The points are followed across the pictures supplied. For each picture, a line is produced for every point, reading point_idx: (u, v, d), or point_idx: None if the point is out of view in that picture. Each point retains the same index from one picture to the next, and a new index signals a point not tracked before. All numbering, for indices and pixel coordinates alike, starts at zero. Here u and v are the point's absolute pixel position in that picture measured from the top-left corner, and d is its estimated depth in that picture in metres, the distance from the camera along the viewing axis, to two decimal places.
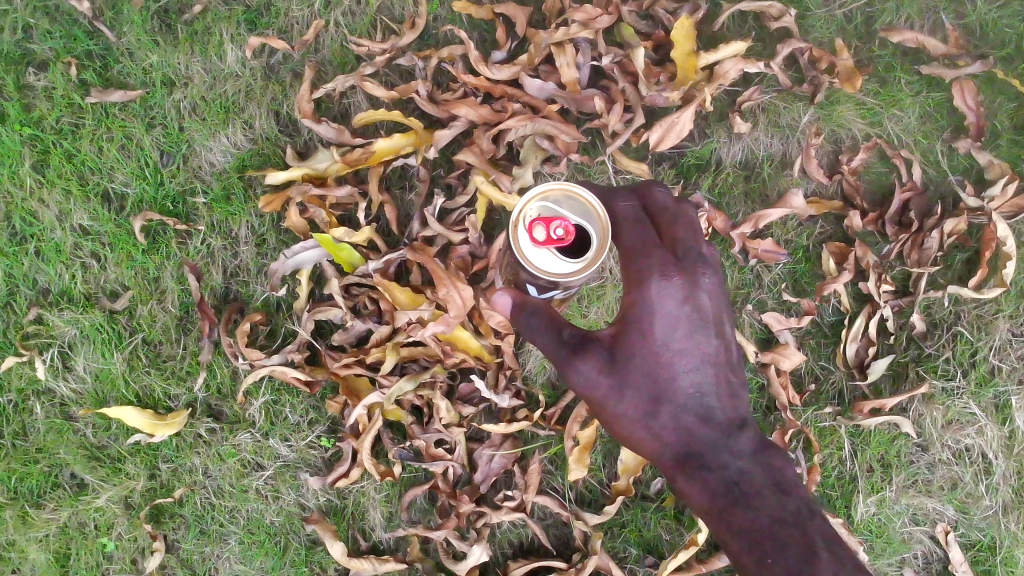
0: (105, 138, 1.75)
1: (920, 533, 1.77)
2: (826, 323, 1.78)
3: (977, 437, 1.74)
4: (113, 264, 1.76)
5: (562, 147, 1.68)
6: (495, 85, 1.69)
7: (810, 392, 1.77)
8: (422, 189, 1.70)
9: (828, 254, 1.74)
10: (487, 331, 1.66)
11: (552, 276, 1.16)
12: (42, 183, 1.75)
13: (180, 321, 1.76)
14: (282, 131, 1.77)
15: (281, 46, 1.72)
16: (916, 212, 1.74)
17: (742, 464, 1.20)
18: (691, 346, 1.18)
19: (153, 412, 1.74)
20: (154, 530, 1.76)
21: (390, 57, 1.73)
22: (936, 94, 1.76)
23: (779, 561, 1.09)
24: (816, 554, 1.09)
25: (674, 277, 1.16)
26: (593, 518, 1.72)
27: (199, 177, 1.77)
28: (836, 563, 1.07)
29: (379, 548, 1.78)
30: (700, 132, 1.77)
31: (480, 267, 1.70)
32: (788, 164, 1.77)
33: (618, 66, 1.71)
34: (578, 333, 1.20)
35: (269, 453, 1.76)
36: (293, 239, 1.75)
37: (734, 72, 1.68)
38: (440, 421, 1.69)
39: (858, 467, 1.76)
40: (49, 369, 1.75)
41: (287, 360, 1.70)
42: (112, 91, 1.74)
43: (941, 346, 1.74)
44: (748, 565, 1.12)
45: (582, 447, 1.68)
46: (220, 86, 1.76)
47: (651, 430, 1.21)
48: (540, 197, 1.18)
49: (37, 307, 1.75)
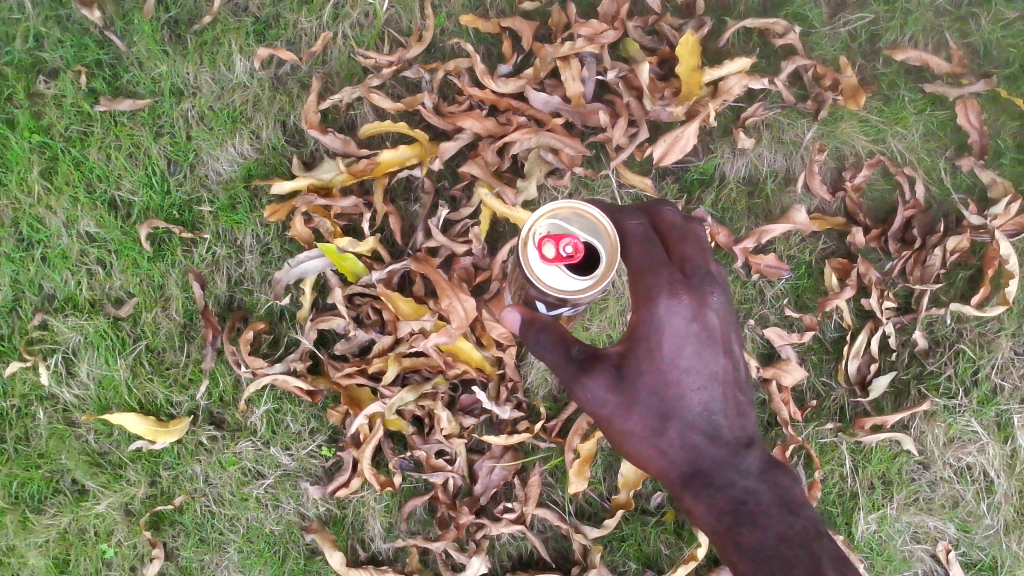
0: (113, 146, 1.77)
1: (920, 551, 1.77)
2: (828, 339, 1.78)
3: (979, 456, 1.73)
4: (118, 271, 1.77)
5: (567, 160, 1.69)
6: (501, 98, 1.70)
7: (811, 408, 1.77)
8: (427, 201, 1.72)
9: (829, 270, 1.75)
10: (489, 343, 1.67)
11: (560, 293, 1.13)
12: (50, 190, 1.76)
13: (184, 328, 1.77)
14: (289, 141, 1.78)
15: (289, 58, 1.74)
16: (919, 229, 1.74)
17: (748, 483, 1.21)
18: (699, 364, 1.19)
19: (155, 419, 1.75)
20: (154, 538, 1.76)
21: (396, 69, 1.75)
22: (940, 112, 1.77)
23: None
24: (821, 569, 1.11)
25: (683, 295, 1.17)
26: (593, 532, 1.71)
27: (205, 186, 1.78)
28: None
29: (378, 559, 1.78)
30: (704, 147, 1.78)
31: (483, 279, 1.70)
32: (791, 180, 1.78)
33: (623, 81, 1.72)
34: (586, 350, 1.20)
35: (270, 461, 1.76)
36: (298, 248, 1.76)
37: (738, 88, 1.70)
38: (440, 432, 1.69)
39: (859, 484, 1.75)
40: (53, 374, 1.76)
41: (289, 369, 1.70)
42: (121, 100, 1.75)
43: (942, 364, 1.74)
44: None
45: (582, 460, 1.68)
46: (228, 97, 1.78)
47: (659, 448, 1.21)
48: (550, 214, 1.15)
49: (42, 313, 1.76)
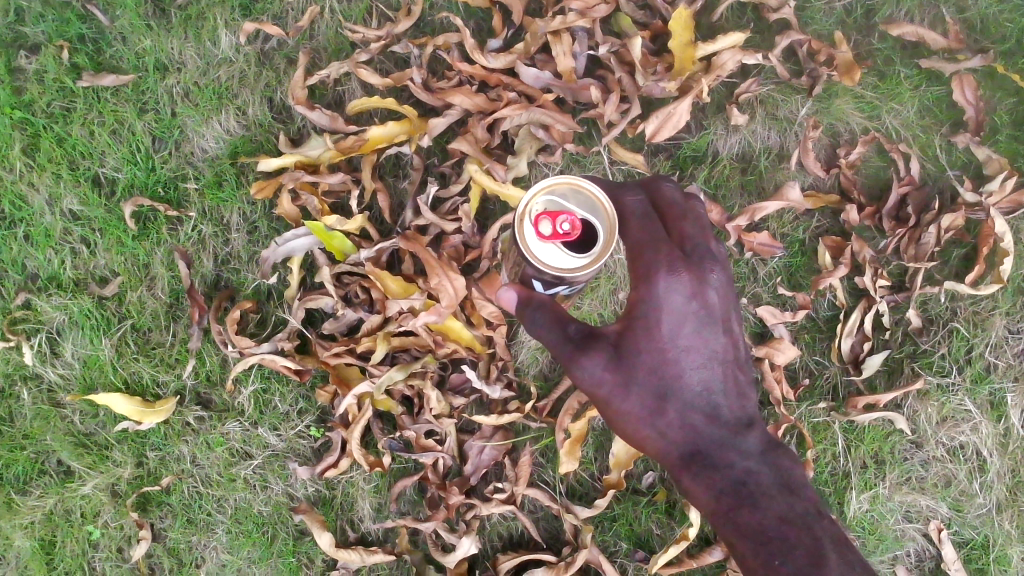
0: (96, 122, 1.74)
1: (912, 530, 1.75)
2: (821, 318, 1.76)
3: (972, 435, 1.72)
4: (103, 250, 1.74)
5: (557, 137, 1.68)
6: (491, 73, 1.67)
7: (804, 386, 1.76)
8: (415, 178, 1.69)
9: (823, 249, 1.73)
10: (479, 322, 1.65)
11: (557, 272, 1.11)
12: (32, 168, 1.74)
13: (170, 308, 1.74)
14: (275, 117, 1.75)
15: (275, 32, 1.70)
16: (914, 206, 1.73)
17: (748, 463, 1.22)
18: (699, 343, 1.18)
19: (141, 400, 1.72)
20: (141, 519, 1.74)
21: (385, 44, 1.72)
22: (936, 88, 1.75)
23: (785, 562, 1.14)
24: (824, 558, 1.14)
25: (682, 273, 1.16)
26: (584, 512, 1.70)
27: (191, 163, 1.75)
28: (843, 566, 1.13)
29: (367, 540, 1.76)
30: (697, 124, 1.76)
31: (472, 257, 1.68)
32: (785, 158, 1.76)
33: (615, 56, 1.69)
34: (583, 329, 1.18)
35: (258, 442, 1.74)
36: (285, 226, 1.73)
37: (732, 63, 1.67)
38: (430, 412, 1.67)
39: (851, 463, 1.74)
40: (37, 354, 1.74)
41: (277, 349, 1.68)
42: (104, 75, 1.72)
43: (936, 342, 1.72)
44: (755, 567, 1.16)
45: (573, 440, 1.67)
46: (213, 72, 1.75)
47: (657, 428, 1.20)
48: (546, 191, 1.12)
49: (25, 292, 1.74)
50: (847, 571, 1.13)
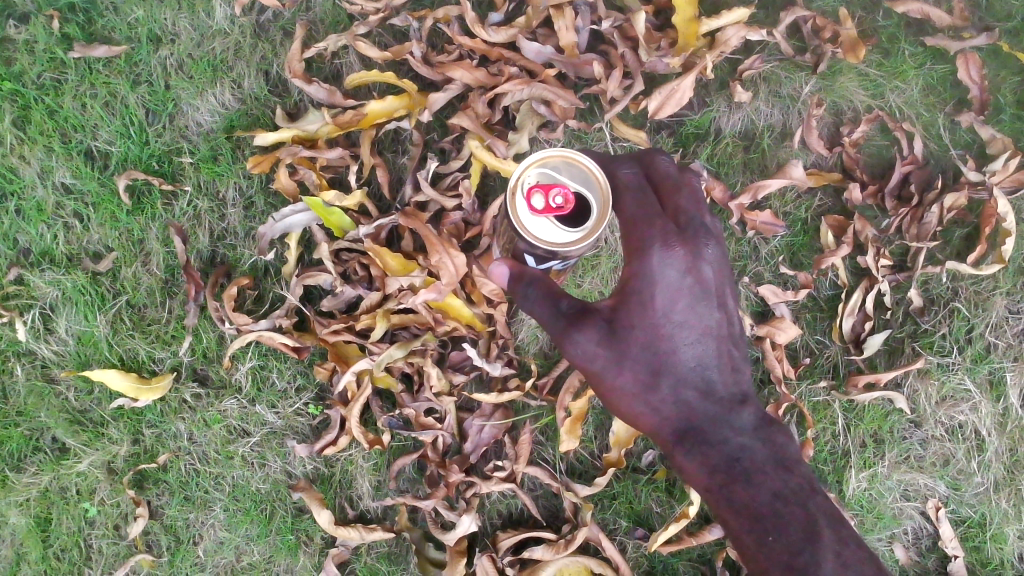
0: (88, 94, 1.70)
1: (910, 509, 1.76)
2: (822, 297, 1.76)
3: (971, 414, 1.73)
4: (96, 225, 1.71)
5: (559, 113, 1.65)
6: (492, 47, 1.64)
7: (804, 365, 1.75)
8: (416, 153, 1.66)
9: (827, 227, 1.71)
10: (479, 299, 1.64)
11: (550, 246, 1.11)
12: (23, 140, 1.70)
13: (165, 284, 1.72)
14: (271, 91, 1.72)
15: (270, 4, 1.66)
16: (917, 185, 1.72)
17: (743, 440, 1.22)
18: (692, 319, 1.17)
19: (137, 376, 1.70)
20: (137, 496, 1.73)
21: (383, 17, 1.68)
22: (939, 67, 1.74)
23: (778, 539, 1.13)
24: (817, 533, 1.14)
25: (677, 248, 1.15)
26: (584, 490, 1.69)
27: (186, 137, 1.72)
28: (837, 542, 1.13)
29: (367, 517, 1.75)
30: (700, 100, 1.74)
31: (473, 235, 1.66)
32: (788, 135, 1.74)
33: (618, 30, 1.66)
34: (576, 304, 1.18)
35: (255, 419, 1.73)
36: (282, 202, 1.70)
37: (736, 39, 1.65)
38: (430, 389, 1.66)
39: (850, 442, 1.75)
40: (30, 330, 1.72)
41: (275, 326, 1.66)
42: (96, 46, 1.69)
43: (937, 322, 1.72)
44: (748, 544, 1.16)
45: (574, 418, 1.66)
46: (208, 44, 1.71)
47: (651, 404, 1.20)
48: (539, 163, 1.14)
49: (18, 268, 1.71)
50: (840, 545, 1.13)
